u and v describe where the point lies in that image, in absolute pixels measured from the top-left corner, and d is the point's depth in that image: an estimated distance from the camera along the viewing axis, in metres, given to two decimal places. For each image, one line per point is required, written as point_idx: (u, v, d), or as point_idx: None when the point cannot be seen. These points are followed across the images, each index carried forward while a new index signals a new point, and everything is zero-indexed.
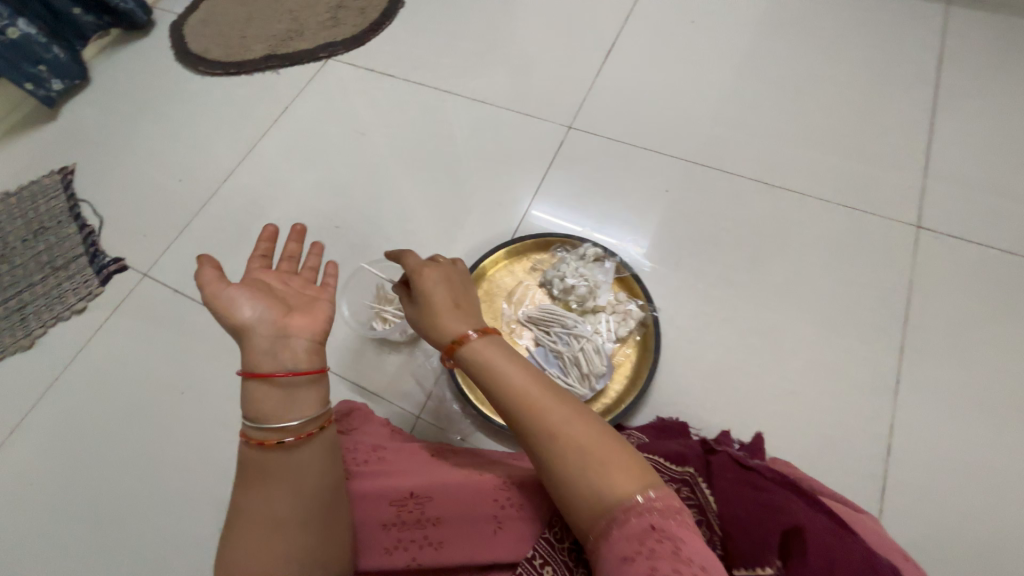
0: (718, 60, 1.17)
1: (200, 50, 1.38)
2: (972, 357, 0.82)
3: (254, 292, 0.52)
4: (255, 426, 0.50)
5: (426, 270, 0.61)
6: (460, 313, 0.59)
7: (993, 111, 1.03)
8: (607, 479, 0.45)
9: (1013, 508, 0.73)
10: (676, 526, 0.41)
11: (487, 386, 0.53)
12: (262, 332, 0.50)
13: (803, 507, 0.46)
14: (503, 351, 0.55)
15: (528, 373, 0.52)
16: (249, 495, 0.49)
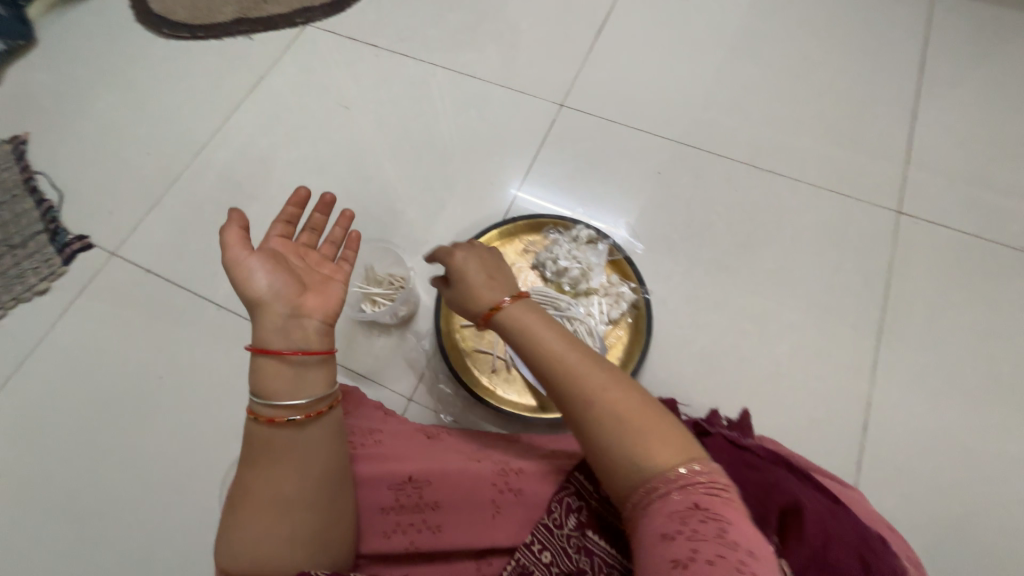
0: (711, 40, 1.15)
1: (164, 11, 1.28)
2: (945, 338, 0.86)
3: (272, 267, 0.54)
4: (264, 404, 0.51)
5: (458, 253, 0.64)
6: (494, 284, 0.61)
7: (973, 99, 1.06)
8: (645, 450, 0.45)
9: (978, 478, 0.77)
10: (720, 504, 0.40)
11: (528, 354, 0.54)
12: (277, 309, 0.53)
13: (799, 485, 0.49)
14: (545, 321, 0.55)
15: (566, 342, 0.52)
16: (256, 474, 0.50)
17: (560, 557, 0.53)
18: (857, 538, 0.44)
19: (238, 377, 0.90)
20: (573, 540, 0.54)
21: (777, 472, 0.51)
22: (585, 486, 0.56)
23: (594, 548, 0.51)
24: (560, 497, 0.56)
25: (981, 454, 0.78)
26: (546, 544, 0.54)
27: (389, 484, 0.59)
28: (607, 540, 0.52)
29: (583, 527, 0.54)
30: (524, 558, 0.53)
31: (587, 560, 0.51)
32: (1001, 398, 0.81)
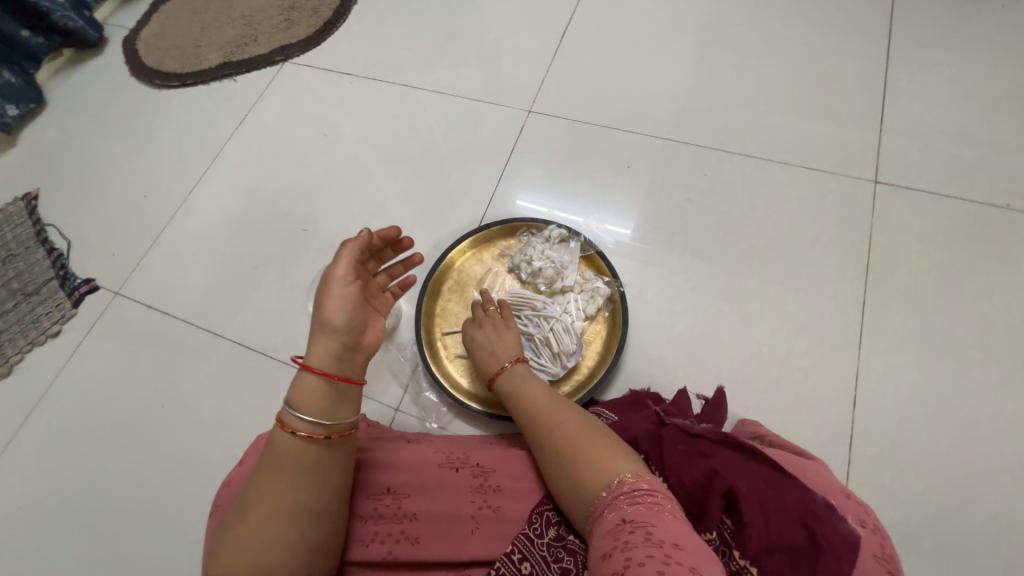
0: (673, 31, 1.16)
1: (156, 64, 1.37)
2: (932, 304, 0.84)
3: (357, 300, 0.59)
4: (306, 420, 0.53)
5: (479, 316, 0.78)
6: (500, 349, 0.72)
7: (947, 59, 1.04)
8: (588, 476, 0.51)
9: (978, 447, 0.75)
10: (643, 511, 0.46)
11: (510, 406, 0.65)
12: (346, 338, 0.57)
13: (744, 467, 0.52)
14: (519, 377, 0.67)
15: (538, 391, 0.63)
16: (270, 482, 0.51)
17: (540, 567, 0.52)
18: (794, 512, 0.48)
19: (234, 400, 0.94)
20: (554, 549, 0.54)
21: (726, 456, 0.54)
22: None
23: (575, 547, 0.54)
24: (540, 509, 0.56)
25: (978, 421, 0.76)
26: (527, 553, 0.53)
27: (370, 494, 0.59)
28: None
29: (562, 536, 0.55)
30: (506, 568, 0.52)
31: (570, 558, 0.53)
32: (995, 358, 0.80)
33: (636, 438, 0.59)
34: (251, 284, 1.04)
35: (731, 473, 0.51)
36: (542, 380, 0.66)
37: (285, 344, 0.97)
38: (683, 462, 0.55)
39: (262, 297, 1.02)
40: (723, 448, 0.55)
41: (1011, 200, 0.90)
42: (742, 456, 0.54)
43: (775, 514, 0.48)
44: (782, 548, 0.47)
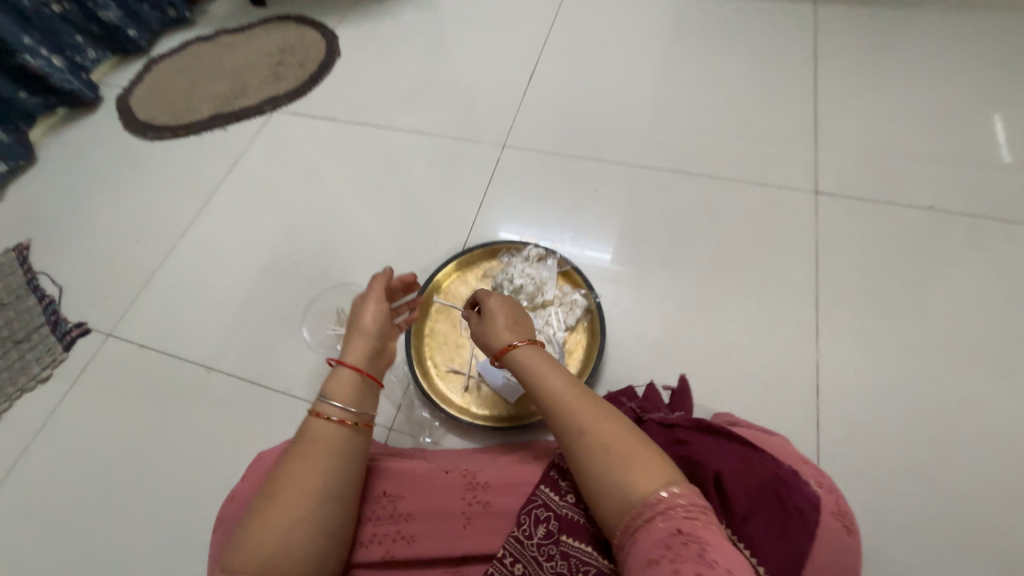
0: (629, 70, 1.30)
1: (149, 118, 1.45)
2: (877, 298, 0.93)
3: (387, 316, 0.70)
4: (340, 406, 0.59)
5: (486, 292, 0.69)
6: (504, 322, 0.65)
7: (865, 86, 1.19)
8: (632, 480, 0.46)
9: (930, 424, 0.81)
10: (699, 527, 0.42)
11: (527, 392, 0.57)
12: (376, 344, 0.66)
13: (718, 448, 0.54)
14: (544, 360, 0.58)
15: (562, 379, 0.55)
16: (298, 467, 0.53)
17: (532, 566, 0.52)
18: (766, 485, 0.50)
19: (227, 431, 0.95)
20: (544, 548, 0.53)
21: (704, 440, 0.55)
22: (552, 497, 0.56)
23: (569, 550, 0.52)
24: (528, 509, 0.56)
25: (927, 401, 0.83)
26: (519, 556, 0.53)
27: (369, 503, 0.61)
28: (582, 540, 0.52)
29: (554, 534, 0.54)
30: (499, 571, 0.53)
31: (564, 564, 0.51)
32: (935, 342, 0.88)
33: None
34: (244, 318, 1.07)
35: (713, 457, 0.52)
36: (559, 363, 0.57)
37: (278, 373, 1.00)
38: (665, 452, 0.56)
39: (255, 329, 1.06)
40: (697, 433, 0.57)
41: (933, 203, 1.02)
42: (716, 438, 0.55)
43: (751, 490, 0.50)
44: (760, 522, 0.48)
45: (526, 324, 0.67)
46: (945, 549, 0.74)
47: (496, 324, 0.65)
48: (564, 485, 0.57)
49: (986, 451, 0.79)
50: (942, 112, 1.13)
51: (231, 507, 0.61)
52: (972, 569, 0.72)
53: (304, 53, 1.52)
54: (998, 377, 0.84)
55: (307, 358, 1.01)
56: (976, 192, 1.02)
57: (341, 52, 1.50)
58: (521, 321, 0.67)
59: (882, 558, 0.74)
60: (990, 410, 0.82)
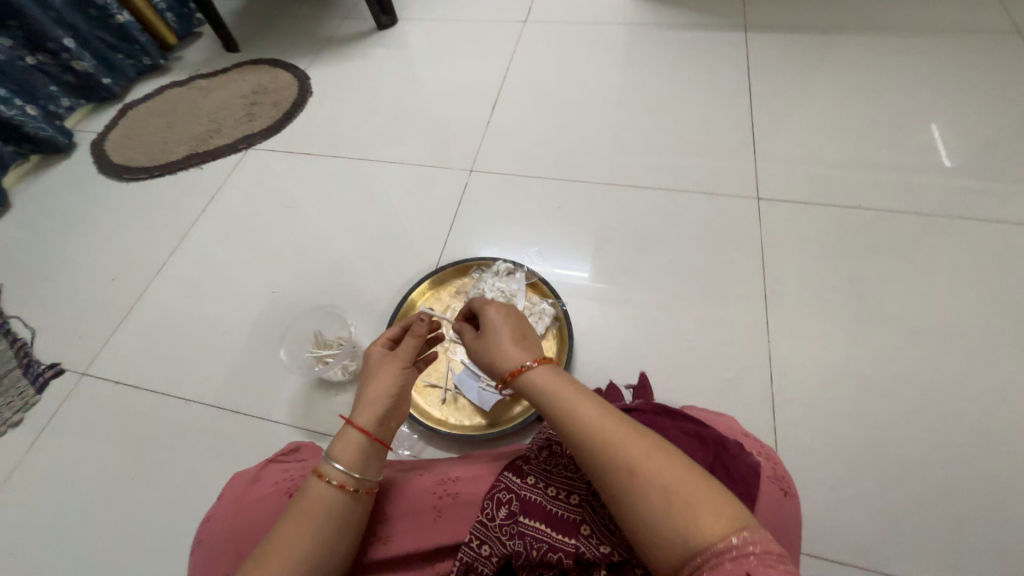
0: (584, 97, 1.41)
1: (124, 160, 1.48)
2: (819, 290, 1.01)
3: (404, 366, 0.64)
4: (342, 470, 0.55)
5: (491, 308, 0.64)
6: (508, 338, 0.60)
7: (795, 103, 1.31)
8: (691, 521, 0.42)
9: (876, 402, 0.88)
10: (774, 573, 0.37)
11: (554, 420, 0.52)
12: (387, 399, 0.61)
13: (675, 428, 0.56)
14: (571, 385, 0.53)
15: (594, 406, 0.50)
16: (293, 530, 0.52)
17: (497, 546, 0.57)
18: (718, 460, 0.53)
19: (206, 461, 0.94)
20: (506, 528, 0.57)
21: (659, 420, 0.58)
22: (514, 481, 0.61)
23: (525, 529, 0.56)
24: (491, 494, 0.60)
25: (871, 381, 0.90)
26: (484, 538, 0.58)
27: None
28: (538, 519, 0.57)
29: (514, 515, 0.58)
30: (466, 554, 0.57)
31: (520, 542, 0.55)
32: (873, 326, 0.96)
33: None
34: (222, 348, 1.09)
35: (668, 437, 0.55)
36: (588, 387, 0.53)
37: (258, 399, 1.01)
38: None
39: (233, 358, 1.07)
40: (657, 416, 0.59)
41: (861, 202, 1.12)
42: (673, 419, 0.58)
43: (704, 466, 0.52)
44: None
45: (532, 336, 0.62)
46: (902, 518, 0.78)
47: (498, 341, 0.60)
48: (524, 470, 0.62)
49: (928, 423, 0.85)
50: (863, 123, 1.25)
51: (210, 527, 0.61)
52: (928, 534, 0.77)
53: (277, 93, 1.59)
54: (931, 354, 0.92)
55: (286, 382, 1.02)
56: (898, 191, 1.13)
57: (314, 92, 1.58)
58: (526, 333, 0.62)
59: (845, 532, 0.78)
60: (927, 384, 0.89)
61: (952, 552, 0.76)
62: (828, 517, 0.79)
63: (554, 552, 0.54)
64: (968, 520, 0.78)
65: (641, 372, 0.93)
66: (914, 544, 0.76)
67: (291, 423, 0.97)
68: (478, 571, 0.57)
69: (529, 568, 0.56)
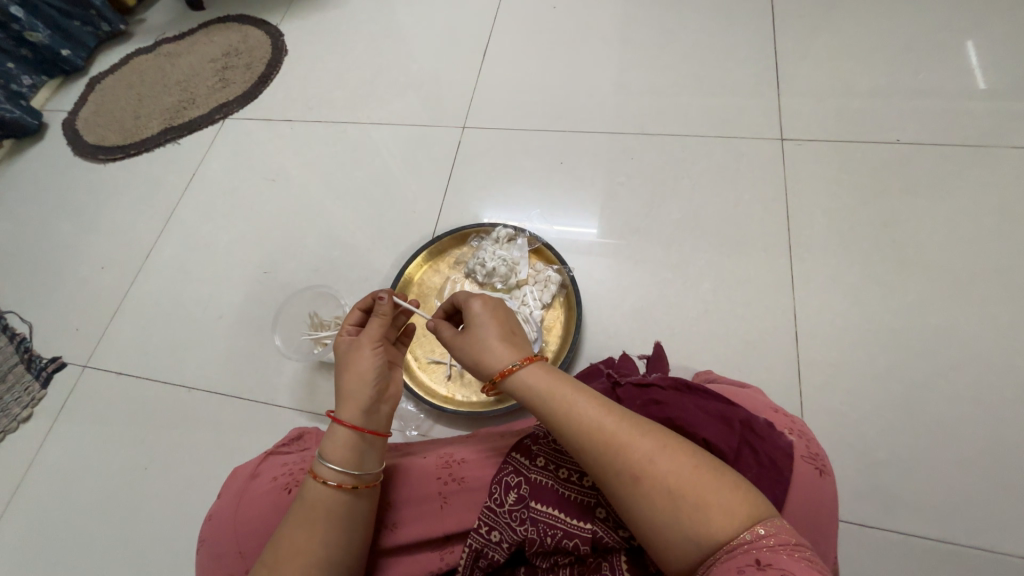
0: (584, 35, 1.26)
1: (97, 140, 1.39)
2: (849, 239, 0.93)
3: (380, 358, 0.62)
4: (338, 470, 0.54)
5: (474, 302, 0.61)
6: (496, 336, 0.58)
7: (824, 25, 1.16)
8: (702, 516, 0.41)
9: (910, 358, 0.82)
10: (788, 561, 0.36)
11: (549, 421, 0.50)
12: (369, 392, 0.59)
13: (696, 407, 0.52)
14: (567, 382, 0.51)
15: (592, 405, 0.48)
16: (297, 534, 0.52)
17: (507, 532, 0.53)
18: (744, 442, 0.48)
19: (216, 448, 0.93)
20: (516, 513, 0.53)
21: (679, 399, 0.53)
22: (522, 463, 0.56)
23: (538, 516, 0.52)
24: (499, 478, 0.56)
25: (905, 336, 0.84)
26: (494, 524, 0.54)
27: None
28: (551, 504, 0.53)
29: (525, 500, 0.54)
30: (476, 542, 0.54)
31: (533, 529, 0.52)
32: (909, 276, 0.88)
33: None
34: (219, 333, 1.05)
35: (690, 420, 0.50)
36: (580, 386, 0.51)
37: (260, 384, 0.98)
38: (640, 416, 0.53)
39: (231, 344, 1.04)
40: (675, 392, 0.54)
41: (899, 136, 1.00)
42: (694, 396, 0.53)
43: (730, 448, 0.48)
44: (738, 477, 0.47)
45: (520, 332, 0.60)
46: (935, 478, 0.75)
47: (484, 338, 0.58)
48: (533, 451, 0.57)
49: (967, 378, 0.80)
50: (904, 43, 1.10)
51: (211, 527, 0.59)
52: (962, 492, 0.74)
53: (249, 54, 1.46)
54: (973, 303, 0.85)
55: (287, 366, 0.99)
56: (942, 120, 1.01)
57: (288, 50, 1.45)
58: (515, 329, 0.60)
59: (873, 493, 0.75)
60: (967, 336, 0.82)
61: (988, 509, 0.72)
62: (855, 479, 0.76)
63: (569, 539, 0.51)
64: (1008, 476, 0.73)
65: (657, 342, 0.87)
66: (947, 503, 0.73)
67: (296, 406, 0.95)
68: (488, 557, 0.53)
69: (542, 554, 0.53)
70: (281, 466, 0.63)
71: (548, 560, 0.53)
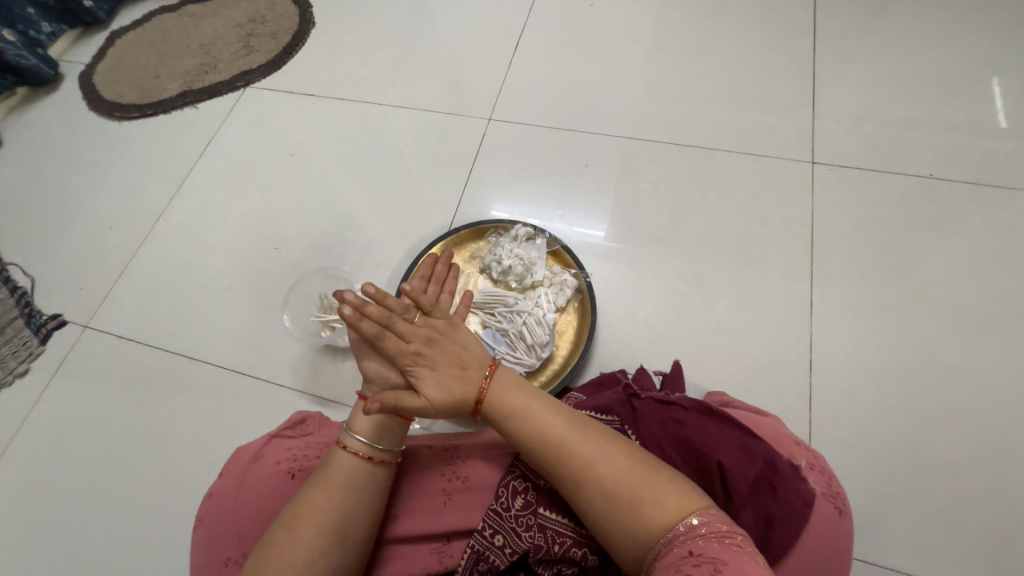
0: (620, 36, 1.23)
1: (114, 96, 1.37)
2: (873, 270, 0.91)
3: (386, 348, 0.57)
4: (358, 438, 0.54)
5: (419, 337, 0.52)
6: (438, 377, 0.51)
7: (864, 49, 1.14)
8: (643, 515, 0.43)
9: (923, 397, 0.81)
10: (718, 548, 0.39)
11: (509, 433, 0.51)
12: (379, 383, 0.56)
13: (720, 432, 0.51)
14: (526, 392, 0.52)
15: (548, 414, 0.50)
16: (312, 495, 0.51)
17: (512, 538, 0.51)
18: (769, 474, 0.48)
19: (214, 422, 0.92)
20: (522, 519, 0.52)
21: (700, 421, 0.52)
22: (529, 467, 0.55)
23: (546, 523, 0.51)
24: (506, 481, 0.54)
25: (920, 374, 0.83)
26: (498, 527, 0.52)
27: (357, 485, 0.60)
28: (560, 511, 0.52)
29: (532, 506, 0.53)
30: (478, 544, 0.51)
31: (540, 536, 0.51)
32: (930, 314, 0.87)
33: (610, 408, 0.56)
34: (226, 306, 1.04)
35: (710, 444, 0.50)
36: (541, 402, 0.51)
37: (264, 361, 0.97)
38: (657, 433, 0.53)
39: (236, 318, 1.02)
40: (697, 414, 0.53)
41: (931, 170, 0.99)
42: (717, 420, 0.52)
43: (754, 480, 0.47)
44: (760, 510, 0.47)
45: (471, 357, 0.53)
46: (936, 518, 0.74)
47: (424, 382, 0.51)
48: None
49: (978, 421, 0.79)
50: (944, 75, 1.08)
51: (210, 506, 0.58)
52: (964, 536, 0.73)
53: (275, 23, 1.43)
54: (991, 347, 0.84)
55: (291, 345, 0.98)
56: (975, 159, 0.99)
57: (316, 22, 1.42)
58: (462, 358, 0.52)
59: (873, 528, 0.74)
60: (983, 380, 0.82)
61: (988, 555, 0.72)
62: (857, 513, 0.75)
63: (578, 548, 0.50)
64: (1009, 524, 0.73)
65: (675, 360, 0.86)
66: (947, 545, 0.73)
67: (298, 387, 0.94)
68: (489, 562, 0.51)
69: (545, 563, 0.51)
70: (285, 449, 0.62)
71: (551, 568, 0.51)
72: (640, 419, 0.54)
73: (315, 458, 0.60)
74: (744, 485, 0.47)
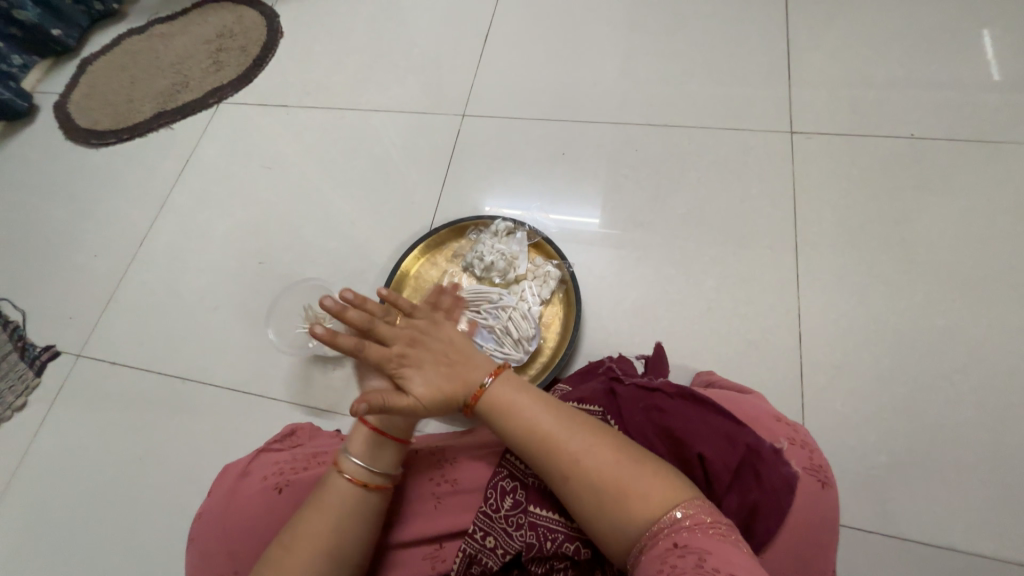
0: (590, 19, 1.21)
1: (90, 124, 1.36)
2: (858, 238, 0.90)
3: None
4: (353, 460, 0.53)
5: (394, 340, 0.54)
6: (424, 374, 0.52)
7: (839, 11, 1.11)
8: (631, 509, 0.43)
9: (916, 362, 0.80)
10: (703, 540, 0.39)
11: (499, 427, 0.50)
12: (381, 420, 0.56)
13: (702, 419, 0.50)
14: (521, 388, 0.52)
15: (537, 411, 0.49)
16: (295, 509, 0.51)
17: (504, 538, 0.50)
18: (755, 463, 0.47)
19: (211, 440, 0.93)
20: (512, 519, 0.51)
21: (682, 407, 0.51)
22: (517, 467, 0.54)
23: (536, 520, 0.50)
24: (494, 482, 0.53)
25: (912, 339, 0.82)
26: (489, 529, 0.51)
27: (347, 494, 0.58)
28: (549, 507, 0.51)
29: (522, 504, 0.52)
30: (470, 548, 0.50)
31: (531, 534, 0.50)
32: (920, 277, 0.86)
33: (593, 401, 0.55)
34: (214, 325, 1.04)
35: (691, 433, 0.49)
36: (526, 397, 0.50)
37: (256, 376, 0.97)
38: (641, 421, 0.52)
39: (226, 335, 1.02)
40: (679, 401, 0.52)
41: (914, 131, 0.97)
42: (699, 407, 0.51)
43: (740, 469, 0.47)
44: (745, 499, 0.46)
45: (454, 352, 0.54)
46: (937, 482, 0.74)
47: (411, 381, 0.52)
48: None
49: (973, 382, 0.78)
50: (923, 32, 1.06)
51: (203, 526, 0.59)
52: (965, 498, 0.72)
53: (244, 36, 1.42)
54: (983, 306, 0.83)
55: (282, 358, 0.98)
56: (961, 114, 0.97)
57: (283, 31, 1.41)
58: (446, 354, 0.54)
59: (874, 497, 0.74)
60: (976, 339, 0.81)
61: (991, 517, 0.71)
62: (856, 485, 0.75)
63: (569, 542, 0.49)
64: (1011, 482, 0.72)
65: (658, 343, 0.86)
66: (950, 509, 0.72)
67: (291, 401, 0.94)
68: (482, 564, 0.50)
69: (538, 560, 0.50)
70: (272, 464, 0.63)
71: (543, 565, 0.50)
72: (623, 408, 0.53)
73: (301, 470, 0.60)
74: (729, 474, 0.47)
